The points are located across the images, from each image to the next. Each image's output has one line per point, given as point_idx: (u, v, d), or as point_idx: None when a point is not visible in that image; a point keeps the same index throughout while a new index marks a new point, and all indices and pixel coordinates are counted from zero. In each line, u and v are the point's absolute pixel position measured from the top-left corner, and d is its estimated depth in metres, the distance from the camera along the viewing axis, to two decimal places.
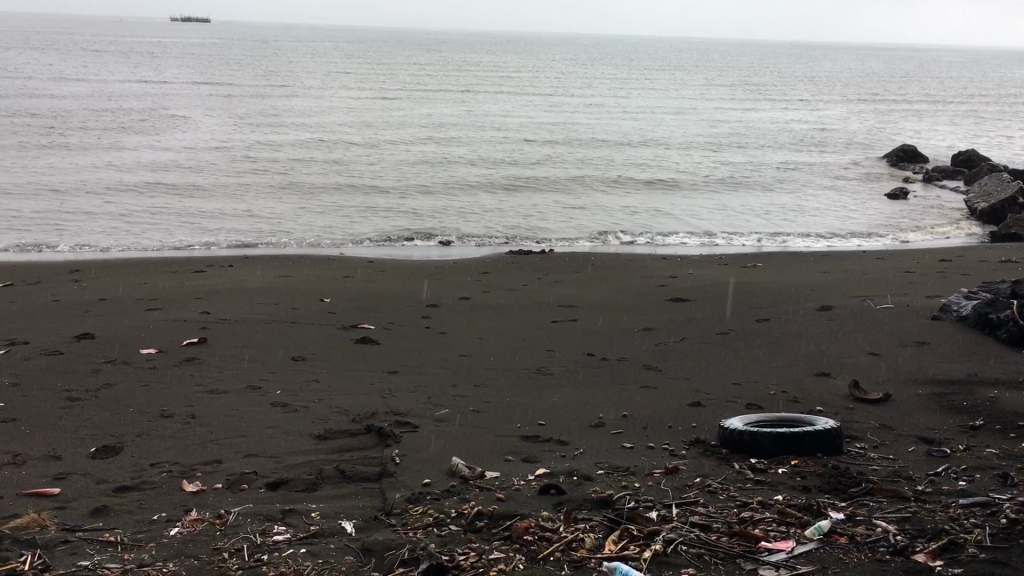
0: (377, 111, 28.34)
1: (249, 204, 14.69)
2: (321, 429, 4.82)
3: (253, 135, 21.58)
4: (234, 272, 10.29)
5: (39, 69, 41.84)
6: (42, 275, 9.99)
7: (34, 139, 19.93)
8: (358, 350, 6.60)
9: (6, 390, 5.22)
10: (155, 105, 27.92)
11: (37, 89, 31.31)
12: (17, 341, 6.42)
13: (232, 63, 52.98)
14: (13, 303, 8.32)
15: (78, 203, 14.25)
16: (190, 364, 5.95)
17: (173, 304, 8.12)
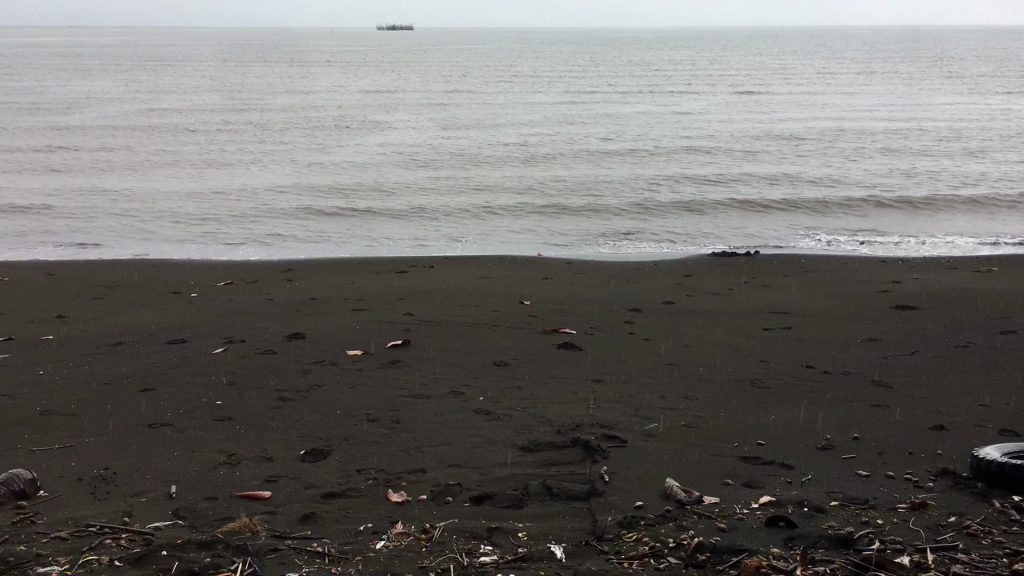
0: (567, 116, 28.34)
1: (441, 210, 14.90)
2: (526, 440, 4.61)
3: (449, 143, 22.05)
4: (436, 273, 10.39)
5: (253, 81, 44.77)
6: (258, 274, 10.48)
7: (250, 147, 21.21)
8: (560, 356, 6.39)
9: (224, 389, 5.36)
10: (357, 114, 29.14)
11: (253, 101, 33.45)
12: (235, 339, 6.65)
13: (428, 70, 54.78)
14: (232, 302, 8.72)
15: (283, 207, 14.91)
16: (395, 366, 5.94)
17: (378, 305, 8.22)
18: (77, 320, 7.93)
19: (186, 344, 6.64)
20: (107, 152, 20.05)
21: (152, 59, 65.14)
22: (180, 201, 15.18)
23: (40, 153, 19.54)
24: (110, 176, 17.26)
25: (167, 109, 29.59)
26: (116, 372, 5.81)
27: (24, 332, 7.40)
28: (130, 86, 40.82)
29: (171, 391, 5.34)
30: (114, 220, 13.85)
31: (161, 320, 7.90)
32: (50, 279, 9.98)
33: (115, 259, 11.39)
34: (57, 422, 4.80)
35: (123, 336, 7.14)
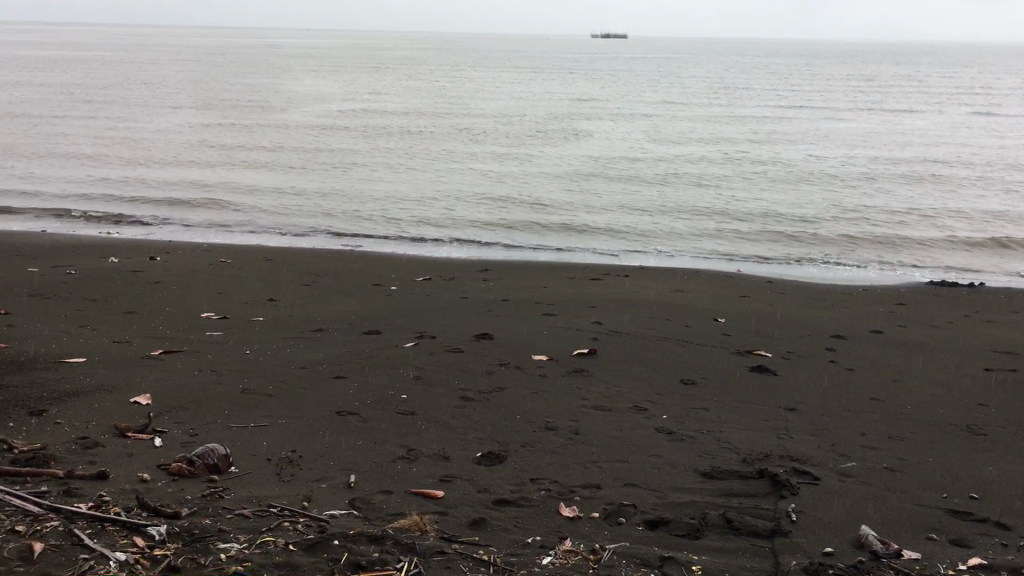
0: (777, 132, 27.39)
1: (639, 222, 14.66)
2: (709, 466, 4.38)
3: (650, 155, 21.86)
4: (630, 282, 10.24)
5: (464, 85, 46.25)
6: (455, 271, 10.72)
7: (457, 151, 21.90)
8: (753, 379, 6.06)
9: (411, 383, 5.44)
10: (562, 121, 29.42)
11: (463, 105, 34.57)
12: (426, 335, 6.78)
13: (635, 79, 54.66)
14: (427, 297, 8.94)
15: (483, 210, 15.19)
16: (579, 375, 5.83)
17: (568, 311, 8.15)
18: (285, 304, 8.38)
19: (380, 335, 6.83)
20: (327, 149, 21.27)
21: (376, 63, 68.61)
22: (387, 200, 15.78)
23: (267, 149, 20.93)
24: (326, 172, 18.23)
25: (383, 111, 30.98)
26: (313, 358, 6.06)
27: (236, 312, 7.89)
28: (352, 86, 43.20)
29: (360, 380, 5.49)
30: (325, 214, 14.58)
31: (361, 310, 8.20)
32: (266, 263, 10.62)
33: (323, 249, 11.96)
34: (254, 401, 5.04)
35: (324, 323, 7.46)
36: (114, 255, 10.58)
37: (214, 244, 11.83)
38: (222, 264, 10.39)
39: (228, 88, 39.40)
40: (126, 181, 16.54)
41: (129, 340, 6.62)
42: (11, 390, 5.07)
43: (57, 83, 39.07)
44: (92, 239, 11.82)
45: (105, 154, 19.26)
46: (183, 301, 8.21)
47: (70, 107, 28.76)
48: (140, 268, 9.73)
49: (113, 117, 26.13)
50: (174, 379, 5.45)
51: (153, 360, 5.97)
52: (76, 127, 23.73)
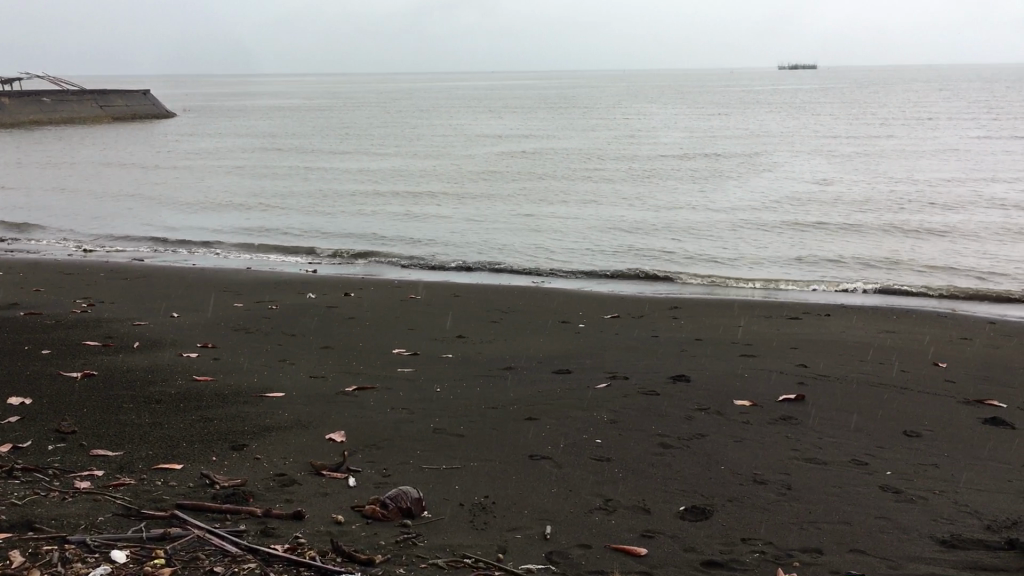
0: (986, 166, 25.46)
1: (836, 260, 13.82)
2: (947, 532, 3.84)
3: (845, 191, 20.81)
4: (834, 322, 9.59)
5: (646, 123, 45.99)
6: (644, 309, 10.43)
7: (640, 190, 21.66)
8: (987, 433, 5.39)
9: (604, 427, 5.17)
10: (748, 158, 28.62)
11: (644, 143, 34.33)
12: (618, 376, 6.50)
13: (826, 112, 52.58)
14: (617, 336, 8.67)
15: (667, 249, 14.79)
16: (787, 424, 5.37)
17: (768, 353, 7.66)
18: (474, 341, 8.33)
19: (571, 375, 6.61)
20: (511, 190, 21.55)
21: (558, 103, 69.80)
22: (569, 240, 15.66)
23: (452, 191, 21.39)
24: (510, 213, 18.38)
25: (564, 151, 31.14)
26: (504, 397, 5.90)
27: (427, 348, 7.91)
28: (535, 127, 43.81)
29: (552, 423, 5.26)
30: (508, 253, 14.64)
31: (550, 348, 8.04)
32: (455, 299, 10.71)
33: (507, 286, 11.94)
34: (445, 441, 4.92)
35: (513, 361, 7.32)
36: (310, 291, 10.95)
37: (403, 281, 12.05)
38: (412, 300, 10.53)
39: (414, 131, 40.90)
40: (321, 223, 17.28)
41: (324, 375, 6.72)
42: (215, 423, 5.19)
43: (260, 132, 41.83)
44: (289, 276, 12.32)
45: (302, 198, 20.24)
46: (376, 337, 8.33)
47: (271, 154, 30.57)
48: (334, 304, 10.01)
49: (309, 163, 27.57)
50: (367, 416, 5.43)
51: (347, 396, 6.01)
52: (277, 172, 25.18)
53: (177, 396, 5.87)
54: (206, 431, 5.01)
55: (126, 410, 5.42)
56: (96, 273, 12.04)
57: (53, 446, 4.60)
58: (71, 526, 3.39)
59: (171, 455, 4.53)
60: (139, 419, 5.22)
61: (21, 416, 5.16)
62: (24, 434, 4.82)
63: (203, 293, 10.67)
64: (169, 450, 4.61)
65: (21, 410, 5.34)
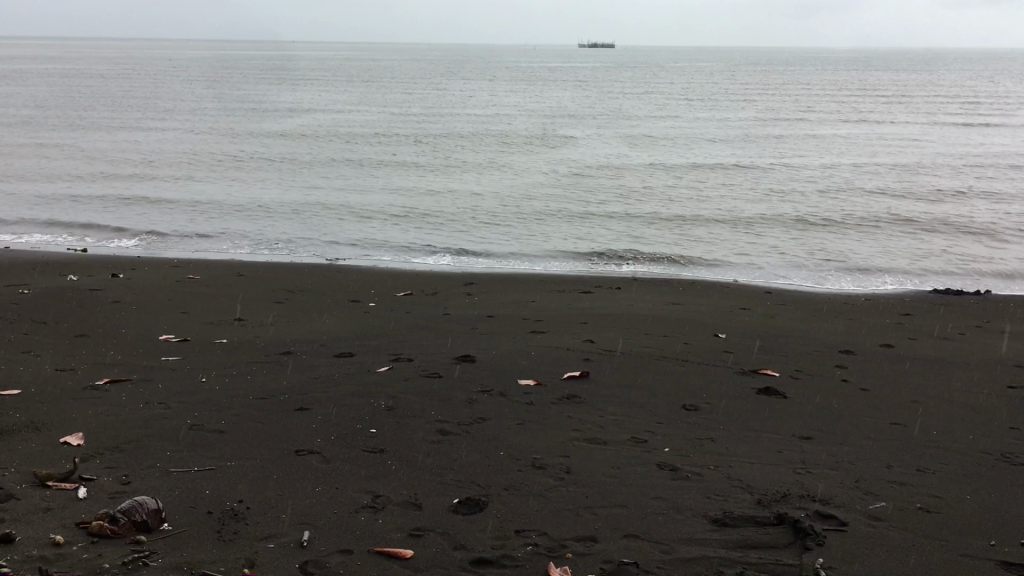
0: (767, 146, 27.02)
1: (630, 236, 14.09)
2: (720, 510, 3.79)
3: (639, 170, 21.46)
4: (624, 295, 9.70)
5: (451, 99, 45.74)
6: (440, 286, 10.18)
7: (443, 166, 21.42)
8: (760, 403, 5.50)
9: (381, 415, 4.85)
10: (550, 136, 29.02)
11: (450, 120, 34.15)
12: (402, 357, 6.20)
13: (623, 91, 54.30)
14: (408, 315, 8.37)
15: (466, 226, 14.61)
16: (570, 403, 5.26)
17: (558, 328, 7.60)
18: (253, 324, 7.78)
19: (352, 359, 6.25)
20: (309, 165, 20.74)
21: (361, 76, 68.61)
22: (368, 217, 15.15)
23: (245, 166, 20.32)
24: (306, 189, 17.61)
25: (369, 127, 30.43)
26: (274, 386, 5.46)
27: (200, 334, 7.30)
28: (338, 102, 42.63)
29: (326, 413, 4.89)
30: (302, 229, 13.97)
31: (335, 329, 7.62)
32: (239, 279, 10.05)
33: (299, 264, 11.35)
34: (200, 439, 4.45)
35: (292, 345, 6.86)
36: (74, 273, 9.94)
37: (185, 260, 11.20)
38: (191, 281, 9.76)
39: (210, 103, 38.85)
40: (98, 199, 15.91)
41: (72, 367, 6.02)
42: None
43: (32, 100, 38.31)
44: (54, 257, 11.18)
45: (77, 173, 18.62)
46: (142, 323, 7.61)
47: (47, 126, 28.13)
48: (100, 287, 9.12)
49: (90, 136, 25.52)
50: (113, 414, 4.85)
51: (95, 391, 5.38)
52: (51, 145, 23.11)
53: None
54: None
55: None
56: None
57: None
58: None
59: None
60: None
61: None
62: None
63: None
64: None
65: None
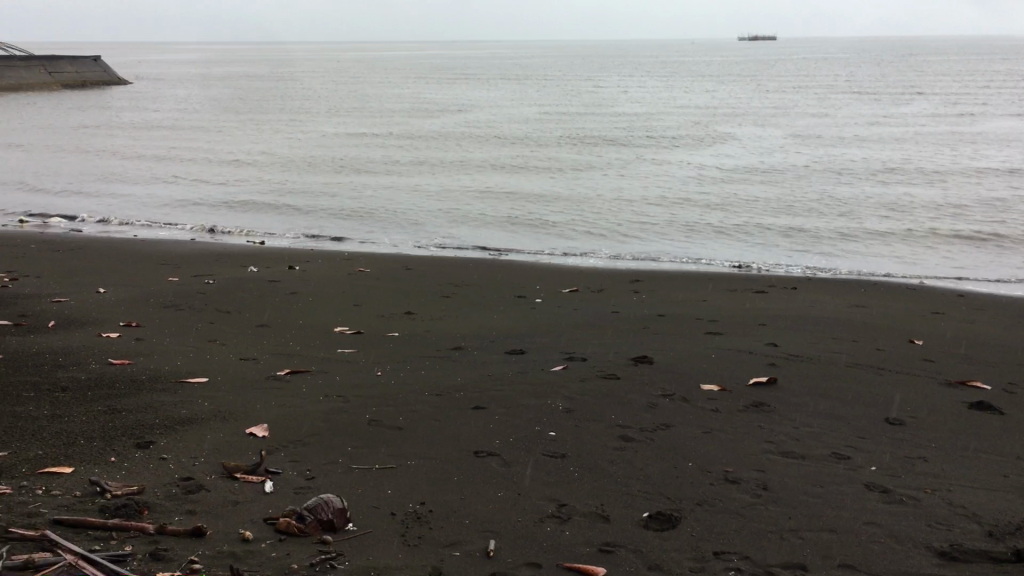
0: (945, 144, 25.34)
1: (801, 238, 13.39)
2: (944, 541, 3.39)
3: (805, 169, 20.52)
4: (801, 295, 9.16)
5: (605, 96, 45.39)
6: (606, 282, 9.93)
7: (598, 165, 21.20)
8: (974, 420, 4.96)
9: (560, 417, 4.65)
10: (708, 133, 28.29)
11: (605, 117, 33.84)
12: (575, 357, 5.99)
13: (784, 86, 52.54)
14: (576, 311, 8.17)
15: (626, 224, 14.30)
16: (759, 412, 4.89)
17: (734, 330, 7.20)
18: (423, 318, 7.78)
19: (524, 356, 6.09)
20: (467, 163, 20.96)
21: (515, 73, 69.52)
22: (527, 213, 15.10)
23: (408, 165, 20.73)
24: (466, 185, 17.75)
25: (525, 126, 30.59)
26: (450, 383, 5.36)
27: (372, 326, 7.35)
28: (493, 100, 43.09)
29: (503, 413, 4.73)
30: (462, 226, 14.03)
31: (503, 325, 7.50)
32: (406, 272, 10.15)
33: (463, 259, 11.38)
34: (380, 436, 4.38)
35: (462, 341, 6.79)
36: (252, 265, 10.30)
37: (354, 254, 11.44)
38: (360, 274, 9.92)
39: (373, 104, 40.20)
40: (272, 195, 16.60)
41: (254, 357, 6.14)
42: (123, 416, 4.61)
43: (210, 102, 40.59)
44: (233, 249, 11.66)
45: (253, 171, 19.54)
46: (318, 314, 7.75)
47: (226, 126, 29.78)
48: (278, 278, 9.37)
49: (264, 135, 26.81)
50: (296, 407, 4.86)
51: (278, 382, 5.45)
52: (228, 145, 24.36)
53: (85, 383, 5.26)
54: (109, 425, 4.43)
55: (24, 401, 4.82)
56: (27, 246, 11.31)
57: None
58: None
59: (63, 455, 3.95)
60: (36, 411, 4.63)
61: None
62: None
63: (140, 266, 9.99)
64: (60, 449, 4.03)
65: None
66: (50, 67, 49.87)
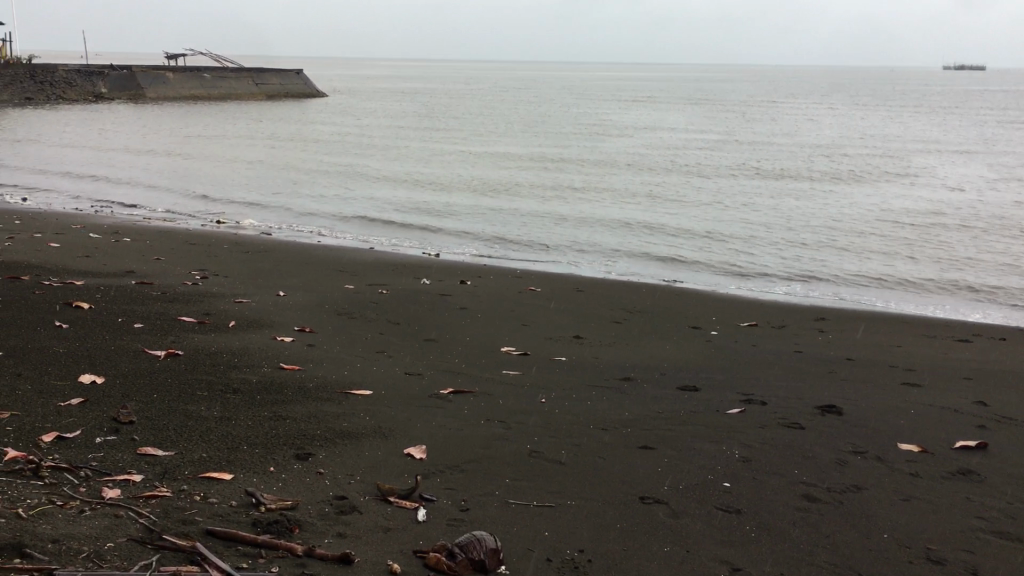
0: None
1: (1004, 287, 12.26)
2: None
3: (1008, 214, 18.96)
4: (1010, 348, 8.27)
5: (789, 124, 43.95)
6: (786, 318, 9.35)
7: (778, 198, 20.40)
8: None
9: (736, 467, 4.26)
10: (900, 169, 26.74)
11: (789, 147, 32.68)
12: (754, 399, 5.55)
13: (986, 121, 49.22)
14: (754, 348, 7.68)
15: (806, 261, 13.58)
16: (967, 481, 4.32)
17: (935, 383, 6.51)
18: (592, 344, 7.50)
19: (697, 394, 5.70)
20: (639, 189, 20.68)
21: (695, 97, 68.53)
22: (704, 243, 14.59)
23: (582, 186, 20.65)
24: (639, 211, 17.47)
25: (705, 152, 29.91)
26: (617, 417, 5.07)
27: (539, 349, 7.15)
28: (671, 124, 42.58)
29: (673, 456, 4.39)
30: (634, 250, 13.73)
31: (676, 358, 7.12)
32: (577, 294, 9.93)
33: (636, 283, 11.05)
34: (540, 469, 4.14)
35: (632, 371, 6.46)
36: (426, 277, 10.36)
37: (526, 272, 11.34)
38: (531, 293, 9.76)
39: (552, 125, 40.55)
40: (449, 210, 16.86)
41: (419, 372, 6.05)
42: (287, 423, 4.59)
43: (396, 117, 42.22)
44: (409, 260, 11.81)
45: (433, 185, 19.98)
46: (486, 332, 7.63)
47: (411, 141, 30.75)
48: (449, 292, 9.35)
49: (446, 151, 27.45)
50: (456, 429, 4.70)
51: (440, 401, 5.32)
52: (410, 159, 25.15)
53: (255, 386, 5.31)
54: (271, 433, 4.40)
55: (196, 399, 4.90)
56: (219, 246, 11.88)
57: (100, 439, 4.07)
58: (70, 552, 2.77)
59: (224, 461, 3.94)
60: (206, 412, 4.68)
61: (83, 399, 4.69)
62: (78, 420, 4.32)
63: (320, 271, 10.26)
64: (223, 454, 4.02)
65: (86, 390, 4.90)
66: (258, 79, 53.30)
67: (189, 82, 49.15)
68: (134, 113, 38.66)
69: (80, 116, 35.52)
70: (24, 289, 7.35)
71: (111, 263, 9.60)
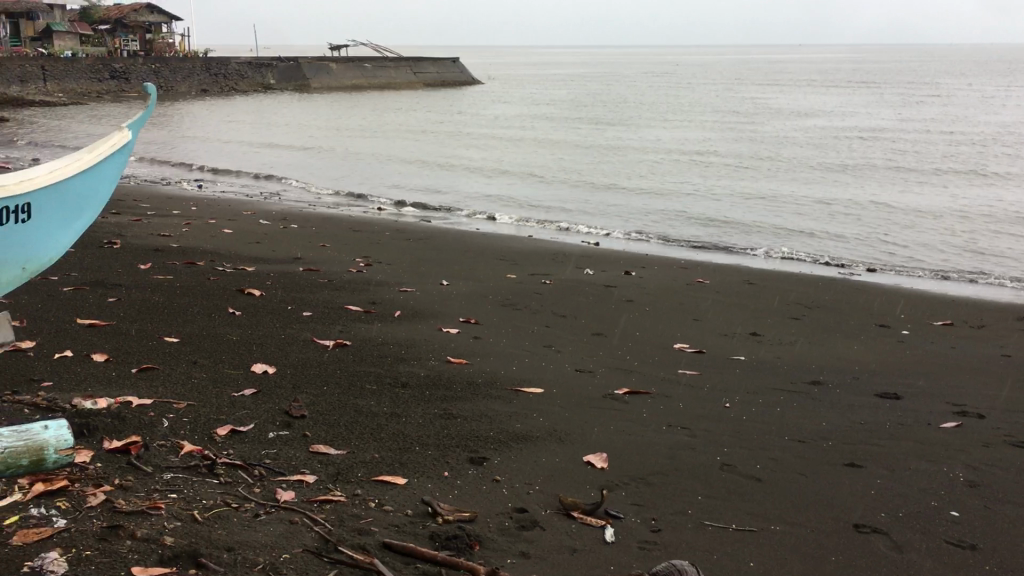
0: None
1: None
2: None
3: None
4: None
5: (967, 109, 41.13)
6: (986, 317, 8.50)
7: (959, 190, 19.01)
8: None
9: (962, 493, 3.73)
10: None
11: (969, 134, 30.51)
12: (969, 412, 4.94)
13: None
14: (955, 350, 6.97)
15: (996, 259, 12.49)
16: None
17: None
18: (772, 342, 6.98)
19: (902, 404, 5.13)
20: (807, 181, 19.71)
21: (860, 80, 65.49)
22: (879, 239, 13.67)
23: (743, 179, 19.90)
24: (806, 205, 16.62)
25: (874, 141, 28.24)
26: (814, 427, 4.59)
27: (715, 346, 6.71)
28: (836, 109, 40.66)
29: (885, 476, 3.90)
30: (803, 245, 13.01)
31: (867, 360, 6.51)
32: (748, 287, 9.37)
33: (811, 276, 10.36)
34: (735, 486, 3.74)
35: (821, 374, 5.92)
36: (589, 266, 10.03)
37: (693, 262, 10.84)
38: (700, 285, 9.27)
39: (709, 112, 39.36)
40: (605, 202, 16.47)
41: (590, 369, 5.73)
42: (458, 423, 4.37)
43: (551, 105, 42.13)
44: (569, 249, 11.51)
45: (589, 177, 19.61)
46: (657, 326, 7.24)
47: (566, 131, 30.46)
48: (614, 283, 8.99)
49: (601, 142, 27.02)
50: (636, 435, 4.36)
51: (616, 403, 4.98)
52: (563, 149, 24.96)
53: (424, 381, 5.13)
54: (443, 433, 4.19)
55: (366, 394, 4.76)
56: (382, 233, 11.97)
57: (272, 434, 3.95)
58: (246, 563, 2.61)
59: (396, 463, 3.74)
60: (375, 407, 4.52)
61: (256, 390, 4.62)
62: (251, 413, 4.23)
63: (482, 260, 10.11)
64: (395, 455, 3.83)
65: (259, 380, 4.84)
66: (416, 68, 54.28)
67: (351, 71, 50.58)
68: (300, 104, 40.12)
69: (251, 108, 37.11)
70: (199, 275, 7.49)
71: (280, 249, 9.76)
